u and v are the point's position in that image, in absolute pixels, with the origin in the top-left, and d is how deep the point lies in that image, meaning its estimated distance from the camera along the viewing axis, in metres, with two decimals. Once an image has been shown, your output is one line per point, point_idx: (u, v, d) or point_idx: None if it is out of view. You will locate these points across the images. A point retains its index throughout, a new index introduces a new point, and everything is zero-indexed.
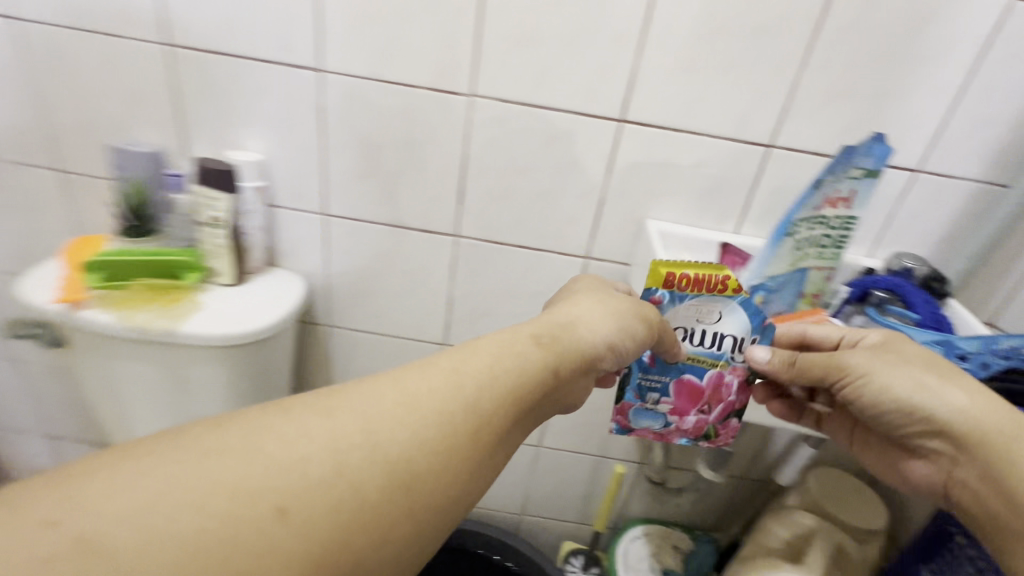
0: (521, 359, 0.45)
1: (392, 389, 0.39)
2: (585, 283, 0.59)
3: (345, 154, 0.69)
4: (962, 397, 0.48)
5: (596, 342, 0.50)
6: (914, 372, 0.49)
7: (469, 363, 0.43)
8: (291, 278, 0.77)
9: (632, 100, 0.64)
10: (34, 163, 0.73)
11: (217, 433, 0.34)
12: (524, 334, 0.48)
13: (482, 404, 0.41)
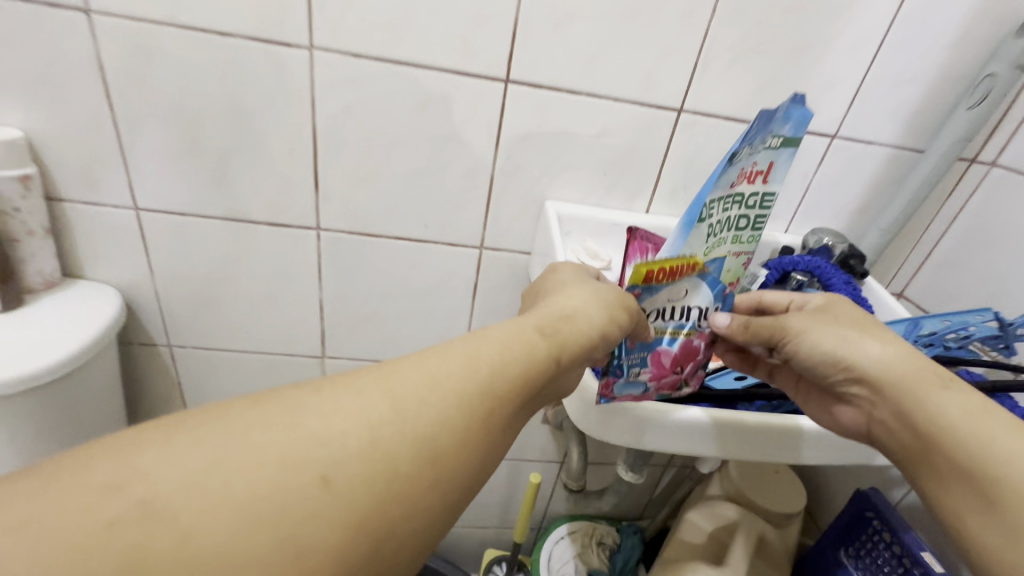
0: (532, 347, 0.38)
1: (425, 366, 0.34)
2: (569, 270, 0.47)
3: (148, 130, 0.52)
4: (886, 347, 0.42)
5: (595, 334, 0.41)
6: (838, 327, 0.43)
7: (507, 331, 0.38)
8: (101, 291, 0.61)
9: (516, 53, 0.51)
10: None
11: (270, 400, 0.29)
12: (529, 324, 0.40)
13: (517, 383, 0.36)
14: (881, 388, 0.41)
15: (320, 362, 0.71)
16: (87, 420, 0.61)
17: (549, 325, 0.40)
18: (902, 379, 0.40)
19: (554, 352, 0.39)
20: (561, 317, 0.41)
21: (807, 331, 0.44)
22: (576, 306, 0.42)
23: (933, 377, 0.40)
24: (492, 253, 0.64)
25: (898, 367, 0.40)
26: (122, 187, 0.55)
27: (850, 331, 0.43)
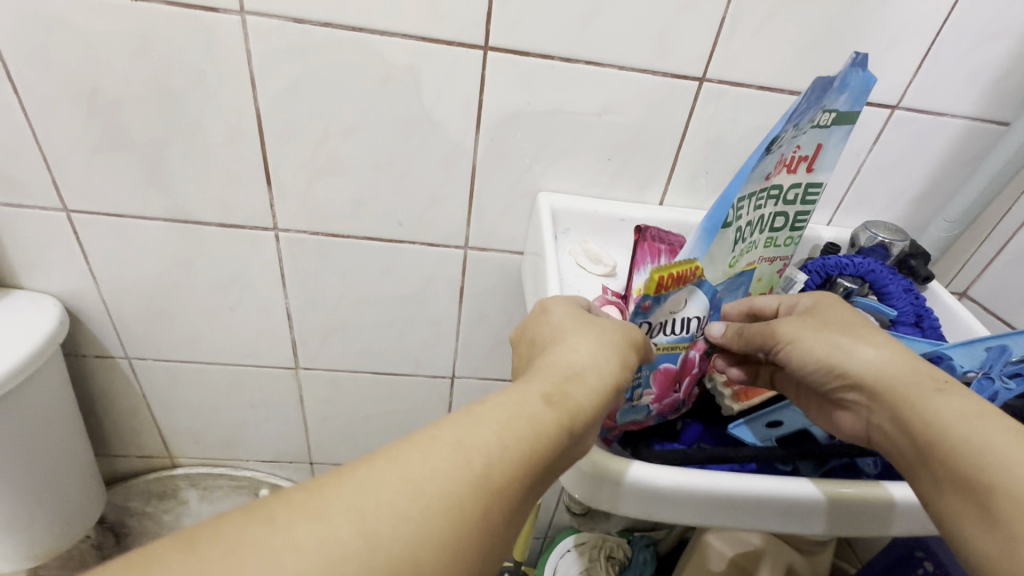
0: (536, 423, 0.28)
1: (405, 463, 0.25)
2: (565, 308, 0.35)
3: (60, 118, 0.44)
4: (872, 345, 0.32)
5: (608, 396, 0.30)
6: (820, 329, 0.33)
7: (499, 403, 0.28)
8: (40, 303, 0.54)
9: (494, 12, 0.41)
10: None
11: (211, 535, 0.21)
12: (528, 390, 0.29)
13: (524, 474, 0.26)
14: (879, 396, 0.31)
15: (294, 373, 0.64)
16: (32, 444, 0.56)
17: (555, 389, 0.29)
18: (889, 384, 0.30)
19: (564, 428, 0.28)
20: (563, 377, 0.30)
21: (787, 336, 0.34)
22: (583, 361, 0.31)
23: (923, 375, 0.30)
24: (479, 253, 0.55)
25: (886, 369, 0.31)
26: (45, 185, 0.48)
27: (837, 336, 0.33)
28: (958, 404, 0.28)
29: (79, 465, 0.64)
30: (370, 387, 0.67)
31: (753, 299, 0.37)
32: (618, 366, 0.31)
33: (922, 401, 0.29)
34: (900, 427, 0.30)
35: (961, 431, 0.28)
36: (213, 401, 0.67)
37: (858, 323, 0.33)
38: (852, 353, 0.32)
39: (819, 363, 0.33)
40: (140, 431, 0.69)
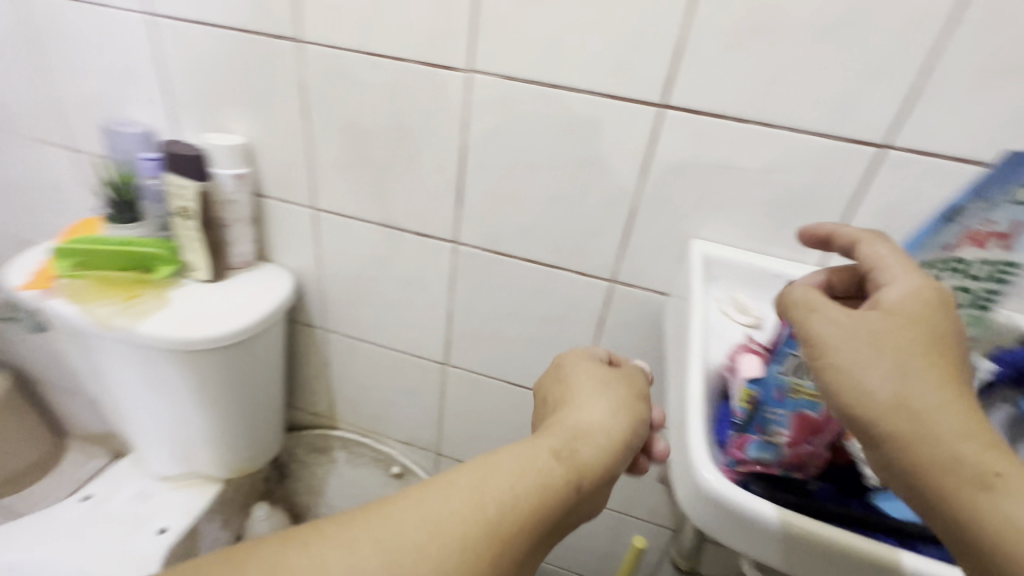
0: (547, 474, 0.35)
1: (425, 505, 0.31)
2: (587, 375, 0.45)
3: (326, 141, 0.60)
4: (909, 396, 0.28)
5: (614, 452, 0.39)
6: (860, 354, 0.29)
7: (505, 466, 0.34)
8: (280, 274, 0.70)
9: (676, 77, 0.46)
10: (53, 142, 0.72)
11: (250, 560, 0.27)
12: (541, 445, 0.37)
13: (534, 521, 0.33)
14: (908, 467, 0.28)
15: (442, 368, 0.74)
16: (254, 383, 0.72)
17: (563, 446, 0.37)
18: (923, 466, 0.27)
19: (574, 476, 0.36)
20: (572, 435, 0.38)
21: (822, 350, 0.30)
22: (590, 422, 0.39)
23: (973, 466, 0.26)
24: (624, 288, 0.59)
25: (922, 442, 0.27)
26: (305, 189, 0.64)
27: (880, 385, 0.28)
28: (1017, 511, 0.25)
29: (276, 408, 0.80)
30: (502, 396, 0.74)
31: (863, 244, 0.35)
32: (624, 424, 0.41)
33: (963, 496, 0.26)
34: (920, 501, 0.28)
35: (1005, 540, 0.25)
36: (375, 378, 0.79)
37: (921, 364, 0.29)
38: (888, 410, 0.28)
39: (843, 404, 0.29)
40: (318, 391, 0.85)
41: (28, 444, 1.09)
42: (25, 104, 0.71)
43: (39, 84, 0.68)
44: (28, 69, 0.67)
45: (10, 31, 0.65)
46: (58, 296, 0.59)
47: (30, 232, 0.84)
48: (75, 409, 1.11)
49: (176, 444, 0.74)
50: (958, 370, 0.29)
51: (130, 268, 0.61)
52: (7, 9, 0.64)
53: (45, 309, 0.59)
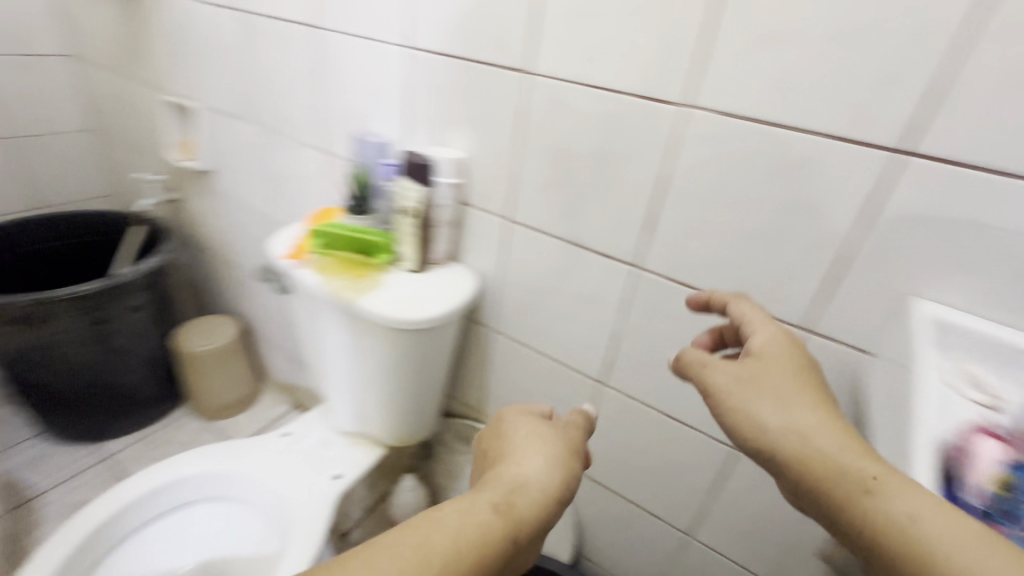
0: (487, 522, 0.41)
1: (371, 562, 0.36)
2: (523, 426, 0.52)
3: (532, 161, 0.67)
4: (789, 418, 0.39)
5: (550, 501, 0.45)
6: (747, 392, 0.42)
7: (442, 523, 0.40)
8: (466, 275, 0.78)
9: (926, 123, 0.43)
10: (313, 146, 0.91)
11: None
12: (482, 500, 0.42)
13: (475, 563, 0.38)
14: (806, 480, 0.37)
15: (596, 386, 0.76)
16: (429, 367, 0.81)
17: (502, 498, 0.43)
18: (818, 479, 0.36)
19: (510, 526, 0.41)
20: (513, 487, 0.44)
21: (716, 388, 0.44)
22: (527, 475, 0.45)
23: (856, 476, 0.35)
24: (817, 339, 0.55)
25: (810, 457, 0.37)
26: (504, 203, 0.72)
27: (767, 420, 0.40)
28: (892, 503, 0.33)
29: (439, 393, 0.89)
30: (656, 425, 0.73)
31: (738, 306, 0.50)
32: (558, 476, 0.47)
33: (848, 500, 0.35)
34: (824, 512, 0.36)
35: (883, 527, 0.33)
36: (529, 383, 0.84)
37: (793, 398, 0.41)
38: (771, 439, 0.39)
39: (745, 431, 0.41)
40: (473, 385, 0.92)
41: (242, 381, 1.35)
42: (301, 115, 0.90)
43: (314, 100, 0.86)
44: (312, 89, 0.86)
45: (304, 59, 0.84)
46: (306, 267, 0.73)
47: (281, 214, 1.05)
48: (278, 360, 1.36)
49: (358, 406, 0.87)
50: (824, 399, 0.40)
51: (354, 252, 0.73)
52: (306, 42, 0.82)
53: (295, 276, 0.73)
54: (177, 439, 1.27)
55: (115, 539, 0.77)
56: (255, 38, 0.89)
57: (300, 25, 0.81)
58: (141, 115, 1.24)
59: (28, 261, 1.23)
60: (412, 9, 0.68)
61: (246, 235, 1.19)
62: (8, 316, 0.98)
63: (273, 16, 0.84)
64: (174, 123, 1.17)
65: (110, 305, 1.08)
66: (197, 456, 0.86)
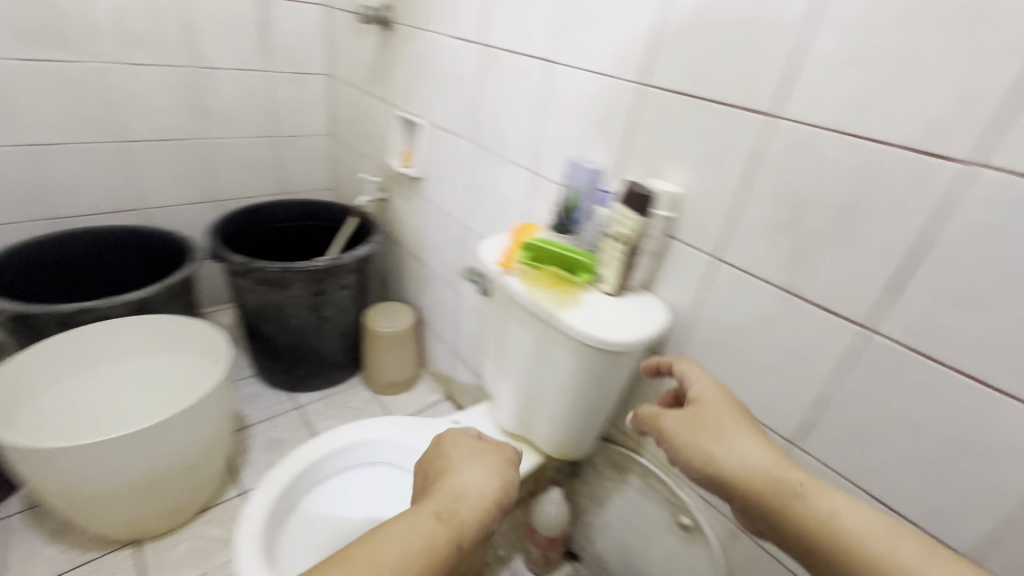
0: (435, 527, 0.58)
1: (346, 567, 0.51)
2: (458, 451, 0.73)
3: (758, 203, 0.66)
4: (741, 449, 0.58)
5: (483, 505, 0.63)
6: (700, 432, 0.61)
7: (398, 534, 0.56)
8: (661, 306, 0.79)
9: None
10: (524, 166, 1.00)
11: None
12: (429, 512, 0.60)
13: (428, 556, 0.54)
14: (752, 495, 0.55)
15: (787, 448, 0.71)
16: (606, 390, 0.82)
17: (444, 510, 0.60)
18: (761, 492, 0.54)
19: (452, 529, 0.58)
20: (453, 498, 0.63)
21: (675, 429, 0.63)
22: (463, 490, 0.64)
23: (790, 488, 0.53)
24: None
25: (754, 476, 0.55)
26: (717, 241, 0.71)
27: (711, 449, 0.59)
28: (819, 504, 0.51)
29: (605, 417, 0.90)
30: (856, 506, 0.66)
31: (681, 363, 0.70)
32: (489, 487, 0.66)
33: (784, 507, 0.53)
34: (769, 519, 0.54)
35: (813, 523, 0.51)
36: None
37: (734, 433, 0.60)
38: (719, 465, 0.58)
39: (703, 463, 0.59)
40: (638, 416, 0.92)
41: (409, 365, 1.51)
42: (518, 138, 0.99)
43: (534, 126, 0.95)
44: (534, 115, 0.94)
45: (533, 89, 0.93)
46: (513, 274, 0.80)
47: (478, 223, 1.17)
48: (442, 352, 1.49)
49: (528, 412, 0.92)
50: (755, 431, 0.60)
51: (560, 268, 0.77)
52: (537, 75, 0.91)
53: (502, 280, 0.80)
54: (352, 404, 1.46)
55: (318, 477, 0.91)
56: (489, 69, 1.02)
57: (536, 60, 0.91)
58: (374, 125, 1.47)
59: (273, 236, 1.52)
60: (653, 50, 0.72)
61: (439, 237, 1.34)
62: (262, 277, 1.22)
63: (512, 51, 0.95)
64: (399, 135, 1.36)
65: (330, 280, 1.28)
66: (384, 424, 0.98)
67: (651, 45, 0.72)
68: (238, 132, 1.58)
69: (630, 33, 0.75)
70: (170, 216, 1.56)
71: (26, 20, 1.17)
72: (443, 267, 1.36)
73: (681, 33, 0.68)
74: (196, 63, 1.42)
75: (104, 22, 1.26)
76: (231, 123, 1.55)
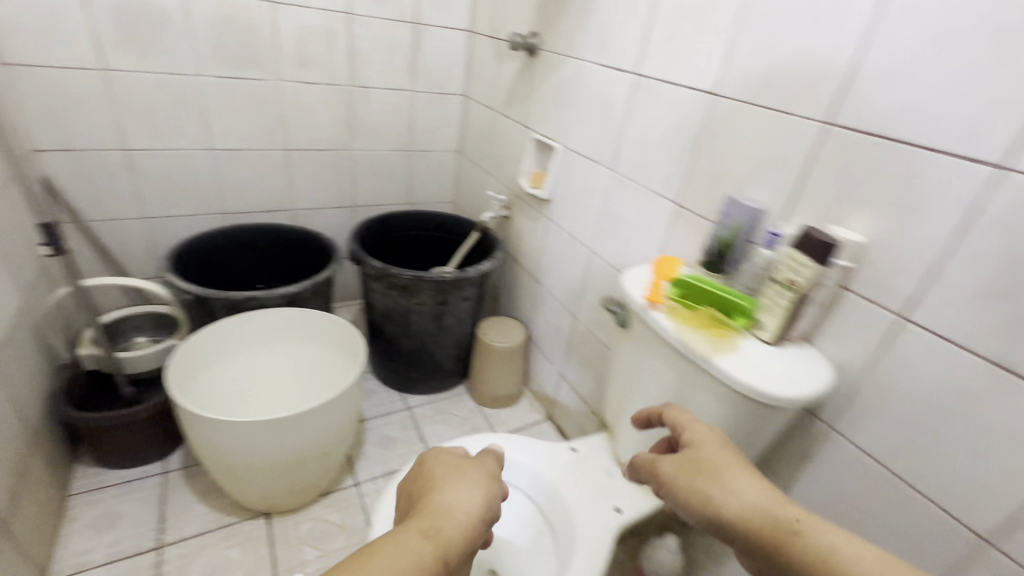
0: (420, 548, 0.52)
1: None
2: (442, 463, 0.66)
3: (969, 263, 0.58)
4: (735, 487, 0.58)
5: (471, 524, 0.58)
6: (694, 475, 0.62)
7: (372, 558, 0.50)
8: (826, 363, 0.73)
9: None
10: (669, 198, 0.97)
11: None
12: (411, 533, 0.54)
13: None
14: (750, 535, 0.56)
15: (978, 547, 0.61)
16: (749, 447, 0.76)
17: (429, 528, 0.55)
18: (758, 532, 0.55)
19: (437, 547, 0.53)
20: (438, 517, 0.57)
21: (669, 475, 0.64)
22: (448, 507, 0.58)
23: (785, 524, 0.54)
24: None
25: (750, 514, 0.56)
26: (907, 299, 0.64)
27: (709, 490, 0.59)
28: (816, 538, 0.53)
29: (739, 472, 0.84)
30: None
31: (671, 408, 0.71)
32: (476, 502, 0.60)
33: (785, 543, 0.53)
34: (769, 557, 0.55)
35: (814, 556, 0.52)
36: (863, 501, 0.73)
37: (729, 472, 0.60)
38: (718, 505, 0.58)
39: (697, 504, 0.60)
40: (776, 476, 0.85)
41: (514, 381, 1.52)
42: (665, 170, 0.98)
43: (686, 159, 0.93)
44: (688, 146, 0.92)
45: (689, 122, 0.91)
46: (661, 309, 0.79)
47: (608, 250, 1.16)
48: (548, 374, 1.49)
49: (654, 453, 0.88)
50: (745, 468, 0.61)
51: (716, 309, 0.75)
52: (697, 107, 0.89)
53: (649, 314, 0.79)
54: (457, 411, 1.50)
55: None
56: (640, 99, 1.01)
57: (697, 92, 0.89)
58: (505, 145, 1.52)
59: (402, 243, 1.63)
60: (845, 88, 0.68)
61: (560, 260, 1.35)
62: (395, 283, 1.30)
63: (669, 82, 0.94)
64: (531, 157, 1.39)
65: (453, 292, 1.33)
66: (502, 441, 1.00)
67: (847, 76, 0.67)
68: (379, 145, 1.71)
69: (818, 69, 0.70)
70: (314, 217, 1.72)
71: (227, 44, 1.36)
72: (561, 288, 1.37)
73: (886, 72, 0.63)
74: (353, 83, 1.56)
75: (286, 46, 1.43)
76: (375, 137, 1.68)
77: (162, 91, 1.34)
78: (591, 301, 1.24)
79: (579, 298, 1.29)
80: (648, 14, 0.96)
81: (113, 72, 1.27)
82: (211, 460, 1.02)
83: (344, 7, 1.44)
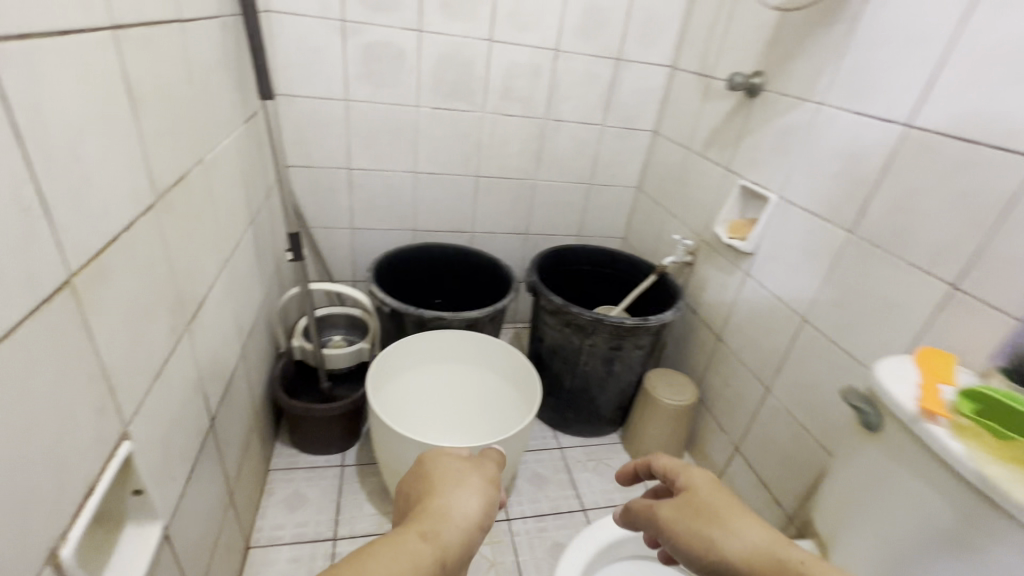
0: (420, 552, 0.51)
1: None
2: (445, 464, 0.63)
3: None
4: (739, 532, 0.56)
5: (471, 529, 0.56)
6: (693, 519, 0.59)
7: (365, 557, 0.49)
8: None
9: None
10: (943, 279, 0.79)
11: None
12: (409, 536, 0.53)
13: None
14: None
15: None
16: None
17: (428, 529, 0.54)
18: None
19: (437, 551, 0.52)
20: (437, 522, 0.55)
21: (664, 519, 0.61)
22: (451, 511, 0.57)
23: (792, 567, 0.53)
24: None
25: (756, 558, 0.54)
26: None
27: (706, 530, 0.57)
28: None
29: None
30: None
31: (655, 457, 0.68)
32: (476, 506, 0.58)
33: None
34: None
35: None
36: None
37: (731, 518, 0.58)
38: (721, 550, 0.56)
39: (698, 550, 0.57)
40: None
41: (678, 443, 1.39)
42: (940, 243, 0.80)
43: (979, 235, 0.75)
44: (987, 220, 0.74)
45: (992, 190, 0.73)
46: (944, 425, 0.63)
47: (830, 324, 0.99)
48: (720, 443, 1.33)
49: None
50: (741, 510, 0.59)
51: None
52: (1008, 174, 0.71)
53: (926, 427, 0.63)
54: (610, 462, 1.42)
55: (613, 556, 0.86)
56: (911, 156, 0.85)
57: (1012, 154, 0.71)
58: (700, 188, 1.42)
59: (572, 278, 1.60)
60: None
61: (755, 321, 1.20)
62: (573, 321, 1.27)
63: (964, 140, 0.77)
64: (733, 205, 1.28)
65: (630, 338, 1.26)
66: None
67: None
68: (561, 177, 1.72)
69: None
70: (489, 241, 1.78)
71: (446, 78, 1.47)
72: (752, 353, 1.21)
73: None
74: (548, 115, 1.59)
75: (494, 81, 1.50)
76: (558, 169, 1.70)
77: (386, 120, 1.50)
78: (794, 376, 1.08)
79: (777, 370, 1.13)
80: (939, 57, 0.80)
81: (352, 102, 1.45)
82: (389, 470, 1.08)
83: (554, 44, 1.48)
